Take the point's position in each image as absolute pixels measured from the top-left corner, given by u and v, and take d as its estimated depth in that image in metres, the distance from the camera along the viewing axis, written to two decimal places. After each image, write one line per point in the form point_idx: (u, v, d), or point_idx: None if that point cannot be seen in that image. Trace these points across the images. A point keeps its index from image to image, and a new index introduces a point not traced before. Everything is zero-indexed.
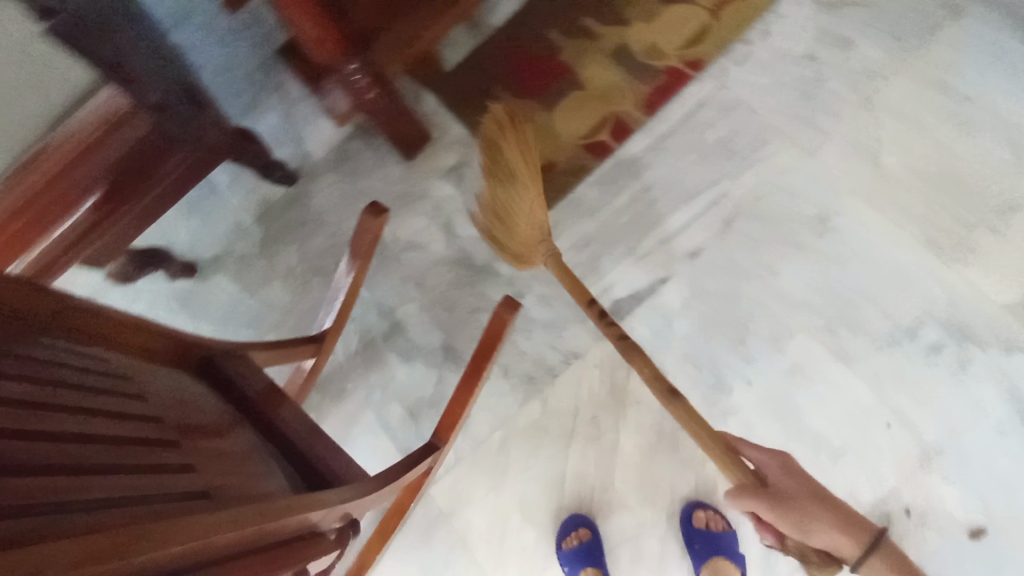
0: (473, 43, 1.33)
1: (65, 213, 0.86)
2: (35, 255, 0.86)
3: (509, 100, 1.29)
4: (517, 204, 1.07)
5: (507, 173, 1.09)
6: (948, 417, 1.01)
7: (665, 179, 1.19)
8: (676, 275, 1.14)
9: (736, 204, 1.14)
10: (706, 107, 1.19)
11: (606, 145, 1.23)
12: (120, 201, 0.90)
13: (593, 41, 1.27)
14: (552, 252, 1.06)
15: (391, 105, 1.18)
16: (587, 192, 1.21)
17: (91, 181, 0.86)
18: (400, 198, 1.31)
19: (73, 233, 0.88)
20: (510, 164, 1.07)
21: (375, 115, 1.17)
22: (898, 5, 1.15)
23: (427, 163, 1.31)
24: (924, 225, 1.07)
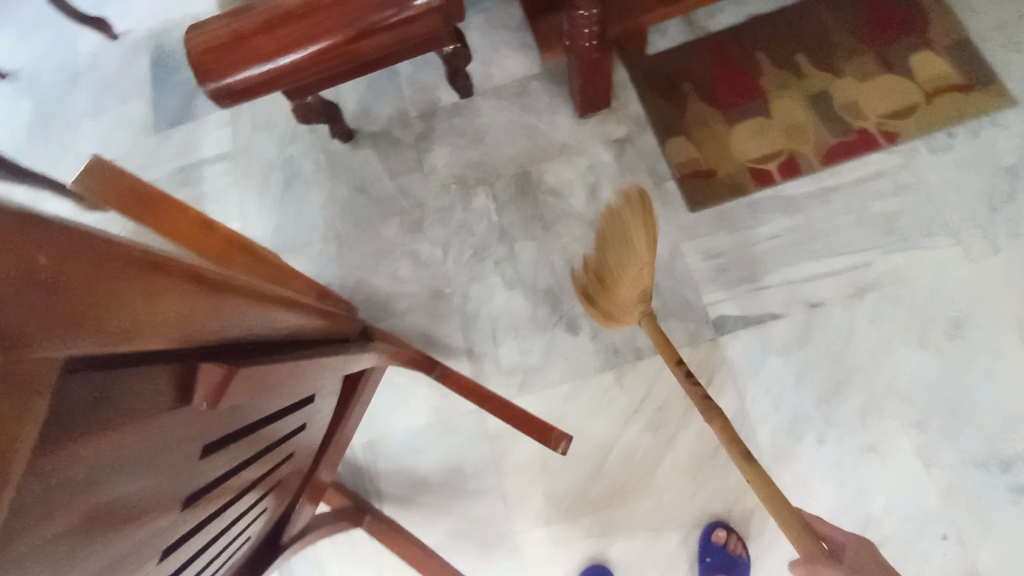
0: (683, 38, 1.38)
1: (319, 41, 0.95)
2: (272, 67, 0.95)
3: (694, 100, 1.33)
4: (627, 269, 1.05)
5: (618, 242, 1.06)
6: (1013, 558, 0.98)
7: (816, 227, 1.19)
8: (791, 317, 1.15)
9: (876, 276, 1.14)
10: (882, 178, 1.19)
11: (771, 176, 1.24)
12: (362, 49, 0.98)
13: (798, 81, 1.29)
14: (650, 311, 1.02)
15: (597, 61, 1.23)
16: (736, 209, 1.23)
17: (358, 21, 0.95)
18: (561, 147, 1.37)
19: (310, 60, 0.96)
20: (627, 245, 1.05)
21: (580, 62, 1.22)
22: None
23: (596, 125, 1.37)
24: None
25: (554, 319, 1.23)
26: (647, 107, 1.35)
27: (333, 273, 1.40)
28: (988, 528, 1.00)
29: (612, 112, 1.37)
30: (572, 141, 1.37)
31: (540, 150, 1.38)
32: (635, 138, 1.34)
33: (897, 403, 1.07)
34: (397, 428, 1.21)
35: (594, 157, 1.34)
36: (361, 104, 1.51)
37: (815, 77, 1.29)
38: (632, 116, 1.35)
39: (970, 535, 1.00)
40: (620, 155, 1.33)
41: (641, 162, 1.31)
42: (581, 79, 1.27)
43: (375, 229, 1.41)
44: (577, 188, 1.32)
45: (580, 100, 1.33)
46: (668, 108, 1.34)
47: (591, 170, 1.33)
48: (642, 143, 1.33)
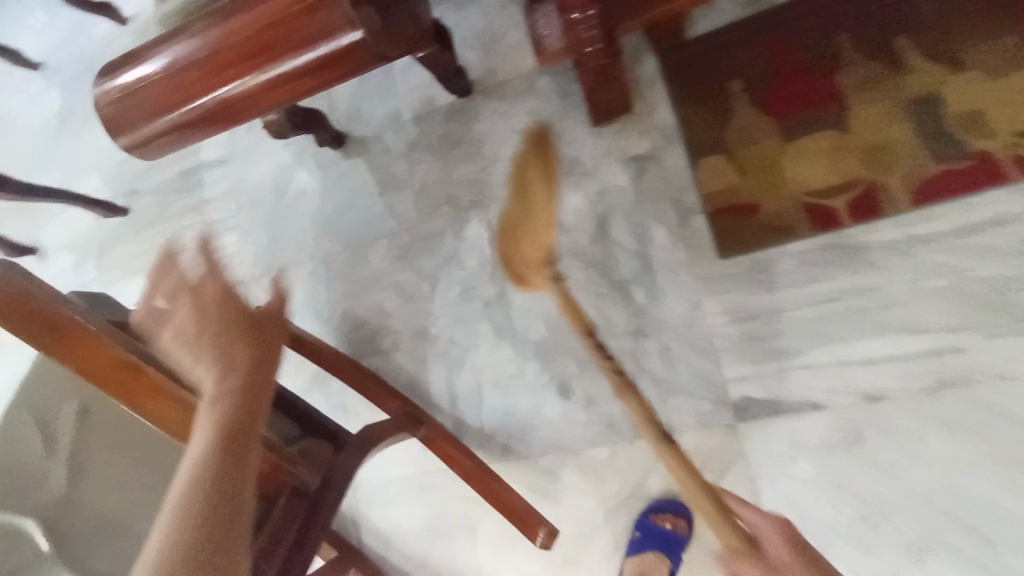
0: (738, 15, 1.05)
1: (230, 81, 0.77)
2: (184, 113, 0.80)
3: (744, 104, 1.02)
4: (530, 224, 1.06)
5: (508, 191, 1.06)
6: None
7: (889, 292, 0.90)
8: (835, 410, 0.91)
9: (964, 367, 0.86)
10: (996, 229, 0.87)
11: (836, 218, 0.94)
12: (281, 85, 0.77)
13: (894, 78, 0.94)
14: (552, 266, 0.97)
15: (609, 65, 0.96)
16: (782, 261, 0.96)
17: (265, 50, 0.74)
18: (569, 165, 1.13)
19: (223, 103, 0.79)
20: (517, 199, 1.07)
21: (586, 68, 0.97)
22: None
23: (612, 137, 1.10)
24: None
25: (544, 379, 1.08)
26: (680, 113, 1.06)
27: (321, 298, 1.30)
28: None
29: (634, 119, 1.09)
30: (583, 157, 1.12)
31: None
32: (660, 156, 1.06)
33: (962, 536, 0.84)
34: (375, 478, 1.16)
35: (607, 180, 1.10)
36: (350, 104, 1.33)
37: (922, 73, 0.93)
38: (659, 125, 1.07)
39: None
40: (639, 178, 1.07)
41: (665, 188, 1.05)
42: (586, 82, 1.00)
43: (363, 253, 1.28)
44: (584, 221, 1.09)
45: (592, 107, 1.07)
46: (707, 115, 1.04)
47: (603, 197, 1.09)
48: (668, 163, 1.06)
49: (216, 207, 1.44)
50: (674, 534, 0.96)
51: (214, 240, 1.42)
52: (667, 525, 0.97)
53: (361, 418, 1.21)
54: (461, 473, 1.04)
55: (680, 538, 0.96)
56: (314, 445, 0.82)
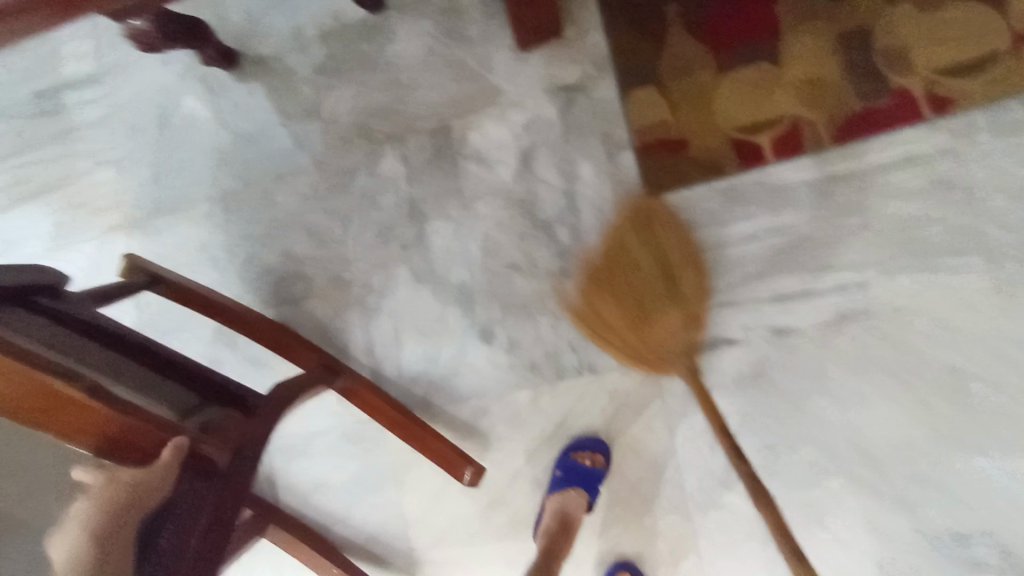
0: None
1: None
2: None
3: (678, 29, 0.96)
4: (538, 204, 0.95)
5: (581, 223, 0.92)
6: None
7: (808, 230, 0.91)
8: (749, 347, 0.93)
9: (871, 303, 0.89)
10: (912, 167, 0.88)
11: (762, 154, 0.92)
12: None
13: (828, 7, 0.91)
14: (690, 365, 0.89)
15: None
16: (707, 199, 0.94)
17: None
18: (494, 93, 1.03)
19: None
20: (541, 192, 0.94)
21: None
22: None
23: (540, 63, 1.01)
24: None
25: (469, 325, 1.03)
26: (611, 37, 0.98)
27: (220, 242, 1.16)
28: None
29: (563, 44, 1.00)
30: (509, 85, 1.03)
31: (467, 95, 1.05)
32: (590, 85, 0.99)
33: (858, 460, 0.90)
34: (293, 430, 1.10)
35: (534, 111, 1.01)
36: (243, 15, 1.14)
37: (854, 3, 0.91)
38: (590, 50, 0.99)
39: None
40: (567, 110, 1.00)
41: (594, 121, 0.99)
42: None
43: (266, 191, 1.15)
44: (509, 155, 1.02)
45: (517, 27, 0.96)
46: (640, 41, 0.97)
47: (528, 130, 1.01)
48: (598, 94, 0.99)
49: (83, 136, 1.22)
50: (591, 471, 0.97)
51: (86, 176, 1.22)
52: (586, 462, 0.97)
53: (273, 372, 1.12)
54: (388, 422, 0.99)
55: (599, 474, 0.97)
56: (219, 416, 0.74)
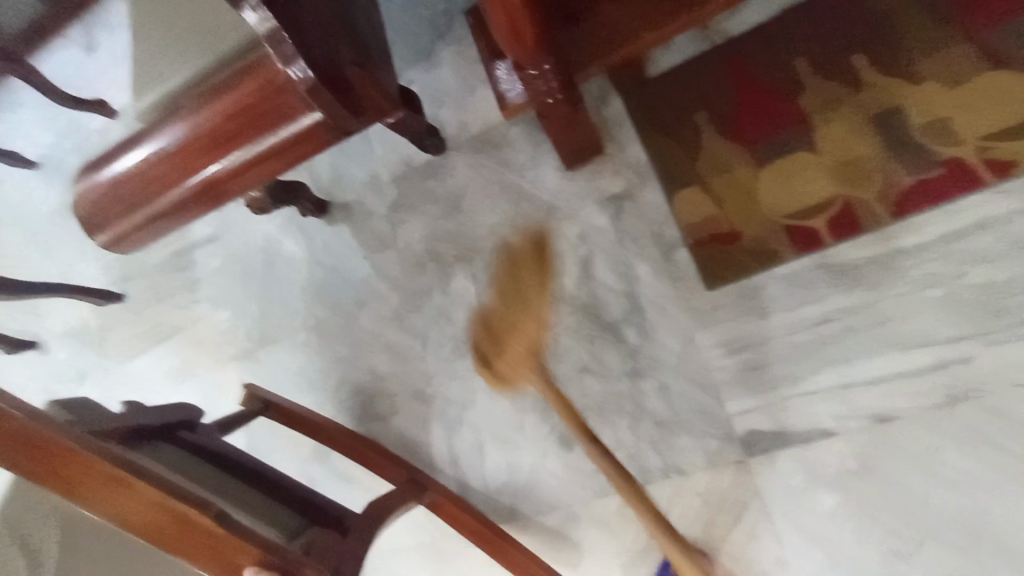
0: (695, 49, 1.08)
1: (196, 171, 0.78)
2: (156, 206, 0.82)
3: (711, 133, 1.04)
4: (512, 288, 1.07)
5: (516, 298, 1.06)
6: None
7: (884, 307, 0.88)
8: (846, 435, 0.88)
9: (977, 379, 0.83)
10: (986, 233, 0.85)
11: (818, 237, 0.93)
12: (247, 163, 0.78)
13: (854, 96, 0.97)
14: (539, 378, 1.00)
15: (572, 113, 0.99)
16: (770, 285, 0.95)
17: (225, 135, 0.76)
18: (548, 210, 1.14)
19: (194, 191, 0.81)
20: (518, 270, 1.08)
21: (550, 119, 0.99)
22: None
23: (587, 180, 1.12)
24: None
25: (546, 431, 1.05)
26: (650, 150, 1.07)
27: (315, 367, 1.29)
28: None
29: (606, 160, 1.11)
30: (561, 202, 1.13)
31: (524, 215, 1.16)
32: (636, 193, 1.07)
33: (998, 560, 0.80)
34: (383, 549, 1.11)
35: (587, 222, 1.10)
36: (330, 172, 1.36)
37: (879, 89, 0.96)
38: (631, 163, 1.08)
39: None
40: (618, 218, 1.07)
41: (645, 225, 1.05)
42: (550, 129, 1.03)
43: (353, 317, 1.28)
44: (567, 264, 1.09)
45: (563, 153, 1.09)
46: (677, 149, 1.06)
47: (583, 239, 1.09)
48: (644, 200, 1.06)
49: (206, 286, 1.44)
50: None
51: (207, 319, 1.42)
52: None
53: (364, 489, 1.18)
54: (473, 539, 0.99)
55: None
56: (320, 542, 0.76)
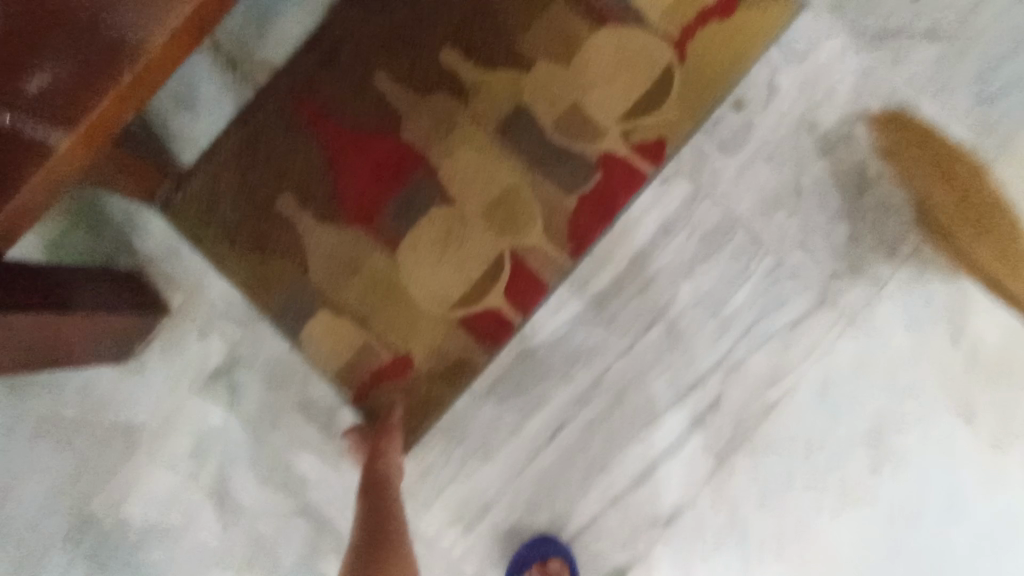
0: (227, 107, 0.66)
1: None
2: None
3: (310, 229, 0.66)
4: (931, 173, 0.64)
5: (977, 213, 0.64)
6: None
7: (614, 377, 0.65)
8: (643, 560, 0.65)
9: (738, 419, 0.65)
10: (675, 239, 0.65)
11: (507, 320, 0.66)
12: None
13: (466, 106, 0.65)
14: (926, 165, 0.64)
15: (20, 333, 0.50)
16: (478, 410, 0.66)
17: None
18: (125, 436, 0.66)
19: None
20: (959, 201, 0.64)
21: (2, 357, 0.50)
22: (992, 34, 0.64)
23: (166, 364, 0.67)
24: None
25: None
26: (236, 279, 0.67)
27: None
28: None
29: (181, 324, 0.67)
30: (140, 414, 0.67)
31: (87, 460, 0.66)
32: (249, 355, 0.67)
33: None
34: None
35: (195, 427, 0.67)
36: None
37: (493, 85, 0.65)
38: (223, 313, 0.67)
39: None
40: (236, 402, 0.67)
41: (282, 396, 0.67)
42: None
43: None
44: (200, 505, 0.67)
45: (83, 361, 0.60)
46: (274, 264, 0.67)
47: (205, 456, 0.67)
48: (265, 363, 0.67)
49: None
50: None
51: None
52: None
53: None
54: None
55: None
56: None
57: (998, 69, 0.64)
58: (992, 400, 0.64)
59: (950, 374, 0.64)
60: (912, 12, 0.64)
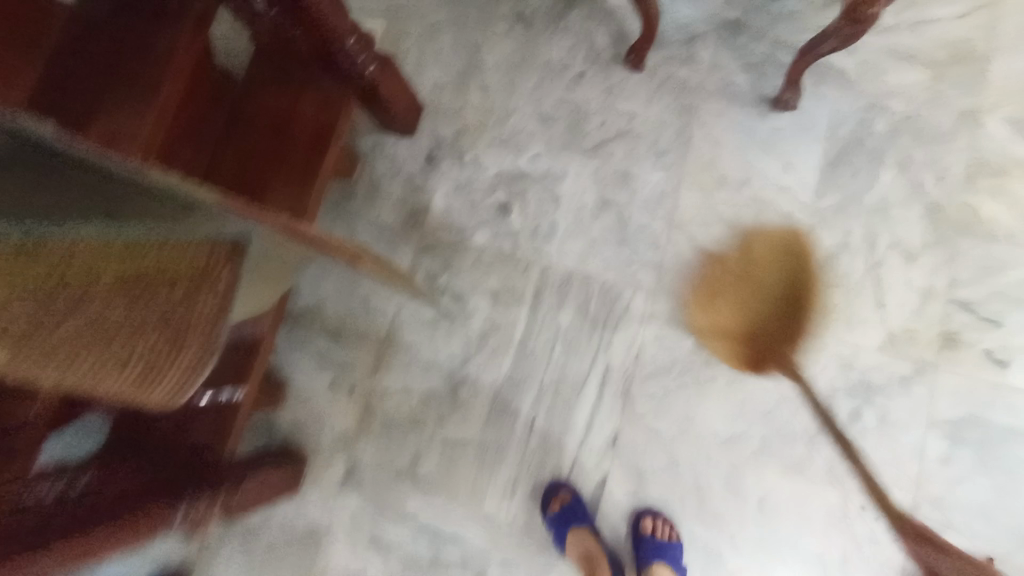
0: (298, 339, 1.20)
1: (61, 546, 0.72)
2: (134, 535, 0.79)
3: (364, 382, 1.18)
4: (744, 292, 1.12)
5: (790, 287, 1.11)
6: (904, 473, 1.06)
7: (548, 380, 1.14)
8: (611, 474, 1.11)
9: (622, 371, 1.13)
10: (545, 294, 1.17)
11: (480, 377, 1.15)
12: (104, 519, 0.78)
13: (188, 284, 0.65)
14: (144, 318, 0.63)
15: (264, 475, 1.04)
16: (486, 432, 1.14)
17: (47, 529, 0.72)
18: (312, 536, 1.16)
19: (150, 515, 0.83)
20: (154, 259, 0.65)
21: (266, 487, 1.05)
22: (646, 123, 1.19)
23: (317, 486, 1.17)
24: (813, 293, 1.11)
25: None
26: (335, 423, 1.18)
27: None
28: (881, 476, 1.06)
29: (316, 460, 1.18)
30: (315, 520, 1.16)
31: (298, 559, 1.15)
32: (357, 462, 1.17)
33: (738, 453, 1.10)
34: None
35: (345, 514, 1.16)
36: None
37: (130, 268, 0.62)
38: (334, 444, 1.18)
39: (882, 478, 1.06)
40: (361, 489, 1.16)
41: (385, 475, 1.16)
42: (263, 501, 1.07)
43: None
44: (365, 557, 1.14)
45: (288, 490, 1.13)
46: (350, 408, 1.18)
47: (356, 528, 1.15)
48: (367, 461, 1.17)
49: None
50: (656, 540, 1.06)
51: None
52: (559, 505, 1.08)
53: None
54: None
55: (575, 506, 1.08)
56: None
57: (660, 137, 1.18)
58: (747, 300, 1.12)
59: (718, 296, 1.13)
60: (602, 133, 1.20)
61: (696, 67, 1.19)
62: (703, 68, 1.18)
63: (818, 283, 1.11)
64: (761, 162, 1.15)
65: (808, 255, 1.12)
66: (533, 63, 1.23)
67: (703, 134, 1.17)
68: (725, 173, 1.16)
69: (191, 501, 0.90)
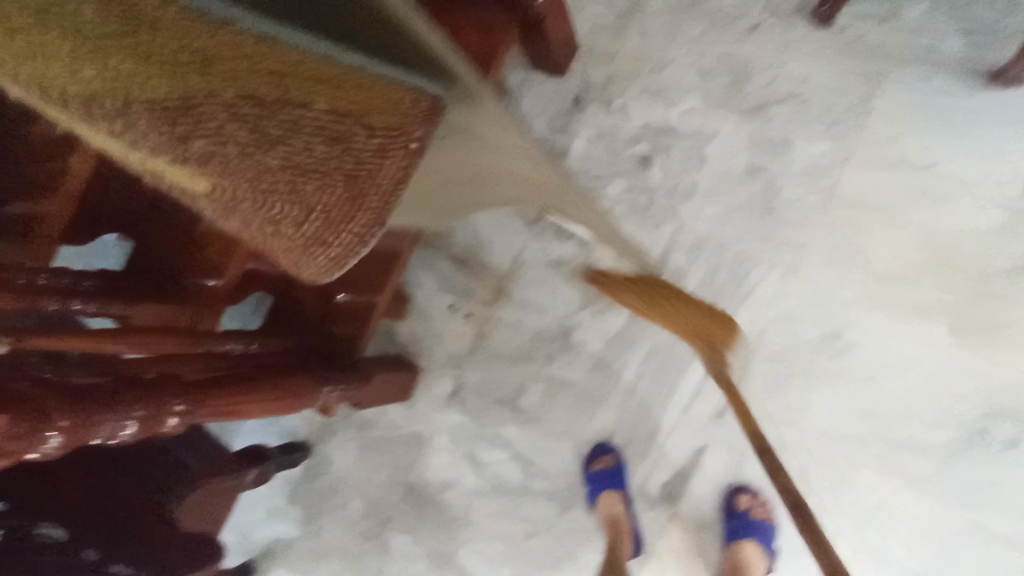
0: (425, 261, 1.28)
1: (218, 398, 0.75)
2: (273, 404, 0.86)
3: (480, 310, 1.24)
4: None
5: None
6: None
7: (661, 341, 1.13)
8: (711, 445, 1.10)
9: (742, 346, 1.09)
10: (673, 254, 1.14)
11: (593, 326, 1.17)
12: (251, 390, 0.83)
13: (384, 130, 0.53)
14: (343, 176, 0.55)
15: (385, 375, 1.16)
16: (590, 379, 1.17)
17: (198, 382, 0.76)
18: (416, 439, 1.28)
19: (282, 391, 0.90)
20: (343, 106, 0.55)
21: (384, 386, 1.18)
22: (820, 86, 1.08)
23: (425, 397, 1.27)
24: (981, 301, 1.00)
25: None
26: (449, 343, 1.26)
27: None
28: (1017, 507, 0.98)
29: (427, 373, 1.28)
30: (420, 425, 1.28)
31: (401, 456, 1.28)
32: (464, 382, 1.25)
33: (855, 452, 1.04)
34: None
35: (447, 426, 1.26)
36: (228, 539, 1.35)
37: (336, 89, 0.52)
38: (445, 362, 1.27)
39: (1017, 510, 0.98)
40: (465, 408, 1.25)
41: (488, 399, 1.23)
42: (377, 400, 1.20)
43: None
44: (459, 467, 1.24)
45: (398, 396, 1.24)
46: (465, 333, 1.26)
47: (455, 441, 1.25)
48: (474, 383, 1.25)
49: None
50: (750, 517, 1.06)
51: None
52: (600, 466, 1.13)
53: None
54: None
55: (616, 471, 1.12)
56: None
57: (834, 104, 1.08)
58: (901, 296, 1.03)
59: (869, 286, 1.04)
60: (766, 92, 1.11)
61: (893, 29, 1.05)
62: (902, 31, 1.05)
63: (989, 291, 1.00)
64: (950, 145, 1.02)
65: (983, 258, 1.00)
66: (702, 10, 1.15)
67: (885, 106, 1.05)
68: (904, 152, 1.04)
69: (332, 382, 1.03)
